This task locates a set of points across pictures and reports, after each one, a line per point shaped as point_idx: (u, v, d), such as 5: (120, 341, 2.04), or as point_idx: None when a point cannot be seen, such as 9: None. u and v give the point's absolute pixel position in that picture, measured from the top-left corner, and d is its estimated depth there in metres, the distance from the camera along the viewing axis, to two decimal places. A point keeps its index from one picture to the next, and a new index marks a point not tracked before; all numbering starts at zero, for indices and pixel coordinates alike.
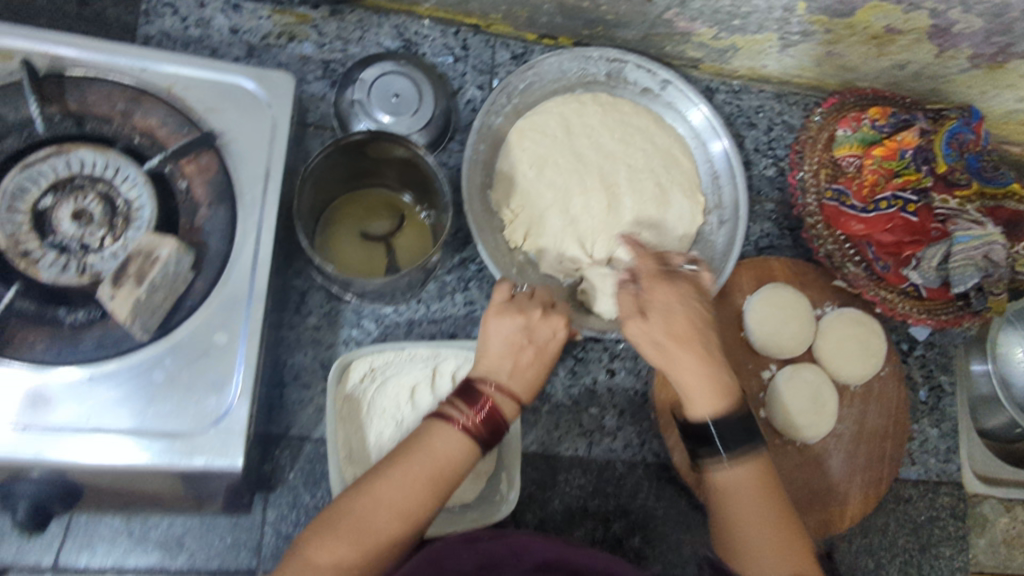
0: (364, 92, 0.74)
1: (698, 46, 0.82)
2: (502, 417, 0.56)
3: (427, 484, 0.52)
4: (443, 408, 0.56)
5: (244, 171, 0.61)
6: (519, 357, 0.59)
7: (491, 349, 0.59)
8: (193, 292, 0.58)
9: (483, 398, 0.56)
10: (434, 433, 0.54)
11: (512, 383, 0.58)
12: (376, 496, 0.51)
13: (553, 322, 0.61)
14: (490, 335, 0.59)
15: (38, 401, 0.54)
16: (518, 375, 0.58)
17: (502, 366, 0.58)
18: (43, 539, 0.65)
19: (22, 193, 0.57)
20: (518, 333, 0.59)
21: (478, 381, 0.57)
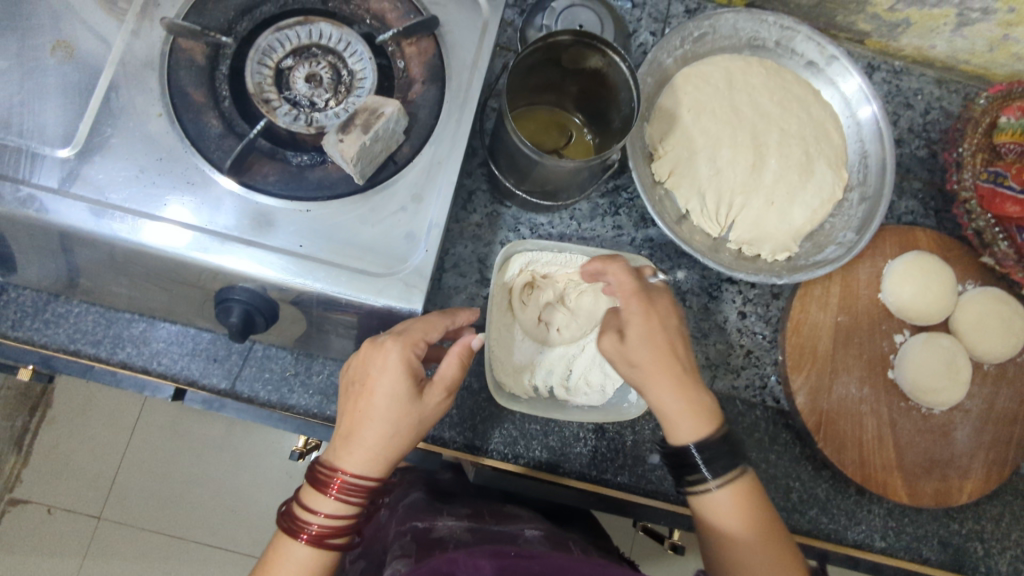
0: (553, 20, 0.81)
1: (871, 18, 0.85)
2: (351, 490, 0.58)
3: (320, 545, 0.57)
4: (322, 469, 0.58)
5: (456, 59, 0.68)
6: (368, 405, 0.58)
7: (376, 401, 0.58)
8: (399, 155, 0.65)
9: (355, 466, 0.57)
10: (316, 500, 0.58)
11: (350, 456, 0.58)
12: (294, 547, 0.57)
13: (395, 373, 0.58)
14: (375, 382, 0.58)
15: (262, 221, 0.61)
16: (360, 448, 0.58)
17: (360, 445, 0.58)
18: (226, 364, 0.72)
19: (270, 51, 0.66)
20: (392, 383, 0.58)
21: (325, 474, 0.58)
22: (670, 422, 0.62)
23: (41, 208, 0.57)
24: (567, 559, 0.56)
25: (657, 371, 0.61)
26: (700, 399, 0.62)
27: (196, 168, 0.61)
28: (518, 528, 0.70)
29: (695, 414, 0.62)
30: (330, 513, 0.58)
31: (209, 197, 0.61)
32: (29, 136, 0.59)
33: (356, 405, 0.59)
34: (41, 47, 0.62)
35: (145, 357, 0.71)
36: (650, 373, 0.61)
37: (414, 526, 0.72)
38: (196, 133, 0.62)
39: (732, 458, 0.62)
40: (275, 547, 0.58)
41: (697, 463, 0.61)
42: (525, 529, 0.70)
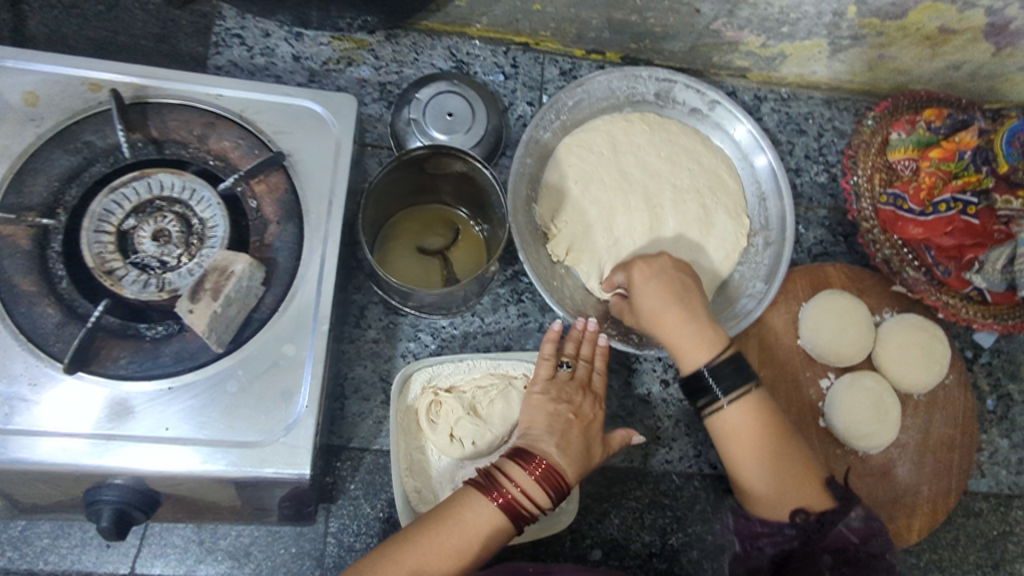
0: (420, 112, 0.77)
1: (746, 55, 0.82)
2: (535, 493, 0.57)
3: (507, 510, 0.55)
4: (516, 453, 0.59)
5: (311, 189, 0.63)
6: (568, 430, 0.62)
7: (570, 433, 0.62)
8: (262, 306, 0.60)
9: (563, 463, 0.59)
10: (516, 470, 0.57)
11: (558, 454, 0.59)
12: (477, 506, 0.56)
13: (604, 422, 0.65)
14: (596, 418, 0.65)
15: (120, 409, 0.56)
16: (565, 448, 0.60)
17: (559, 440, 0.60)
18: (122, 547, 0.67)
19: (107, 215, 0.61)
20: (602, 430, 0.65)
21: (529, 453, 0.59)
22: (682, 349, 0.69)
23: None
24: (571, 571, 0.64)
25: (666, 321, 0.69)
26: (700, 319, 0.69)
27: (38, 366, 0.56)
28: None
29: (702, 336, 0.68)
30: (525, 490, 0.57)
31: (59, 395, 0.56)
32: None
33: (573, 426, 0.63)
34: None
35: (29, 558, 0.65)
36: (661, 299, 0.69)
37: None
38: (31, 325, 0.56)
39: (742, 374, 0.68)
40: (462, 496, 0.56)
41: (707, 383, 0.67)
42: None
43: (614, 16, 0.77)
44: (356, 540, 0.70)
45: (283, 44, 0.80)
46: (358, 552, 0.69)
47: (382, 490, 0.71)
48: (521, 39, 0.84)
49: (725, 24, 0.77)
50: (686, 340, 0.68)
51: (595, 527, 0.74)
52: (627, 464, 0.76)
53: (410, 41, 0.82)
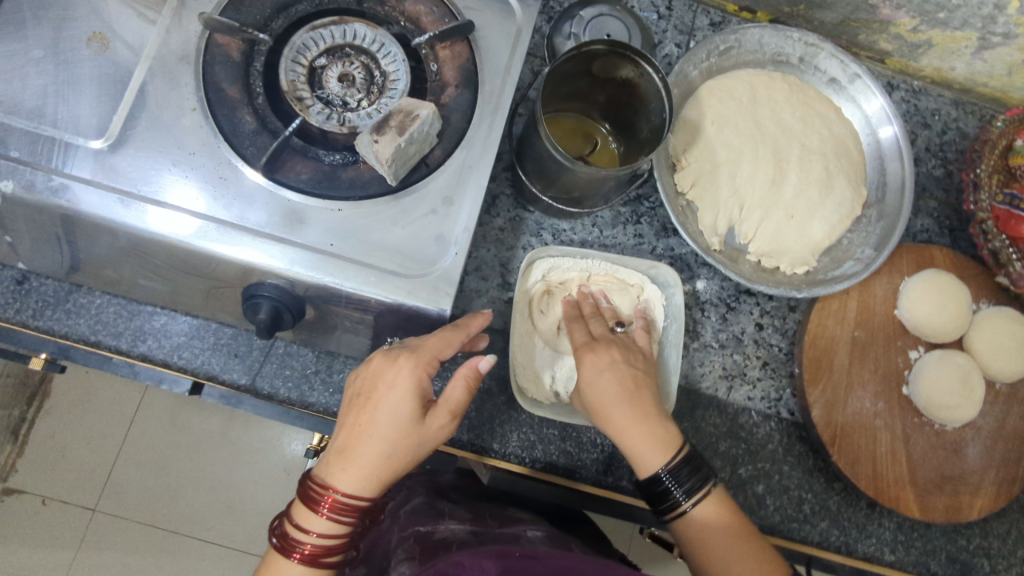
0: (581, 28, 0.81)
1: (893, 38, 0.86)
2: (337, 525, 0.57)
3: (314, 564, 0.57)
4: (313, 481, 0.57)
5: (489, 65, 0.68)
6: (354, 423, 0.58)
7: (362, 431, 0.57)
8: (431, 157, 0.65)
9: (347, 485, 0.56)
10: (307, 520, 0.57)
11: (339, 478, 0.56)
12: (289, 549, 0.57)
13: (403, 390, 0.58)
14: (377, 402, 0.58)
15: (294, 218, 0.61)
16: (349, 469, 0.57)
17: (343, 464, 0.57)
18: (247, 360, 0.73)
19: (305, 49, 0.67)
20: (397, 402, 0.57)
21: (314, 492, 0.56)
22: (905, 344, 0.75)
23: (71, 198, 0.57)
24: (569, 559, 0.56)
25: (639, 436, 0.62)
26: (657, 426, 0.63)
27: (229, 164, 0.61)
28: (520, 529, 0.69)
29: (654, 440, 0.62)
30: (322, 533, 0.57)
31: (238, 193, 0.61)
32: (62, 127, 0.59)
33: (365, 414, 0.58)
34: (76, 39, 0.62)
35: (166, 350, 0.72)
36: (615, 414, 0.62)
37: (417, 530, 0.70)
38: (231, 128, 0.62)
39: (700, 474, 0.63)
40: (293, 515, 0.57)
41: (668, 486, 0.61)
42: (526, 530, 0.69)
43: None
44: None
45: None
46: None
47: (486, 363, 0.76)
48: None
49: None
50: (639, 447, 0.62)
51: None
52: (712, 392, 0.80)
53: None
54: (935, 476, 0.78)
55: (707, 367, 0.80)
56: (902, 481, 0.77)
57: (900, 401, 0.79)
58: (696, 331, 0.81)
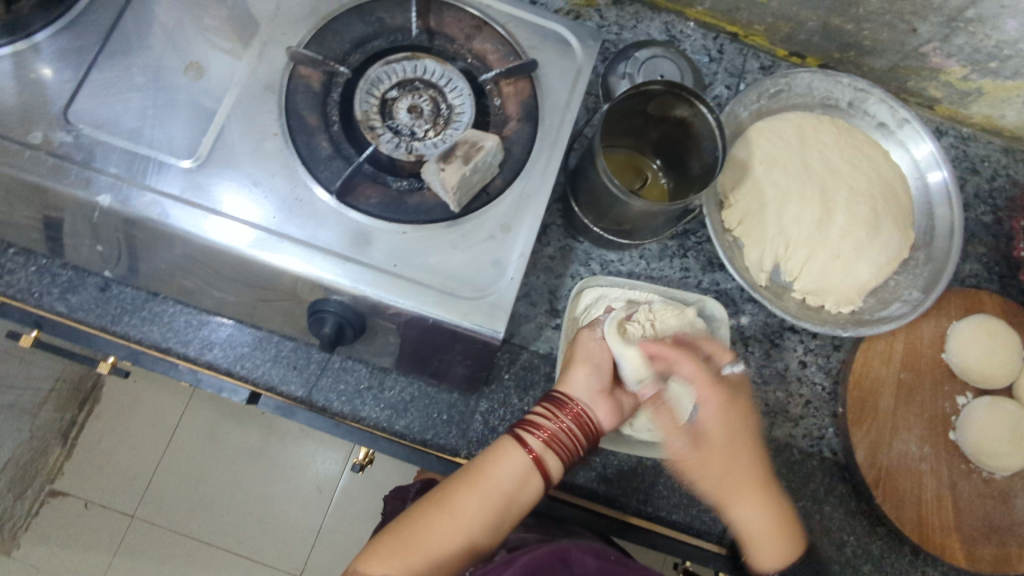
0: (636, 68, 0.85)
1: (943, 85, 0.88)
2: (530, 473, 0.67)
3: (502, 492, 0.67)
4: (523, 432, 0.69)
5: (549, 103, 0.72)
6: (572, 406, 0.68)
7: (576, 418, 0.68)
8: (492, 186, 0.69)
9: (547, 455, 0.68)
10: (510, 455, 0.68)
11: (549, 442, 0.68)
12: (516, 453, 0.68)
13: (618, 407, 0.71)
14: (581, 352, 0.72)
15: (361, 239, 0.65)
16: (558, 439, 0.68)
17: (555, 433, 0.68)
18: (304, 373, 0.76)
19: (378, 82, 0.71)
20: (609, 414, 0.70)
21: (534, 432, 0.69)
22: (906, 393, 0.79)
23: (163, 213, 0.62)
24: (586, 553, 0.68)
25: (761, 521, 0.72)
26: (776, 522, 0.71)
27: (304, 186, 0.66)
28: None
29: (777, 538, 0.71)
30: (519, 470, 0.67)
31: (312, 214, 0.65)
32: (158, 147, 0.64)
33: (575, 355, 0.72)
34: (174, 67, 0.67)
35: (229, 359, 0.75)
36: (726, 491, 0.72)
37: None
38: (307, 153, 0.67)
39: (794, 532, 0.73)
40: (496, 450, 0.68)
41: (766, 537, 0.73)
42: None
43: (832, 21, 0.84)
44: (501, 424, 0.76)
45: None
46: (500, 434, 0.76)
47: (531, 387, 0.78)
48: (732, 29, 0.91)
49: (936, 49, 0.82)
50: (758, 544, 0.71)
51: None
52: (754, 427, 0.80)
53: (634, 10, 0.91)
54: (982, 526, 0.76)
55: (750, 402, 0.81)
56: (948, 528, 0.76)
57: (947, 446, 0.78)
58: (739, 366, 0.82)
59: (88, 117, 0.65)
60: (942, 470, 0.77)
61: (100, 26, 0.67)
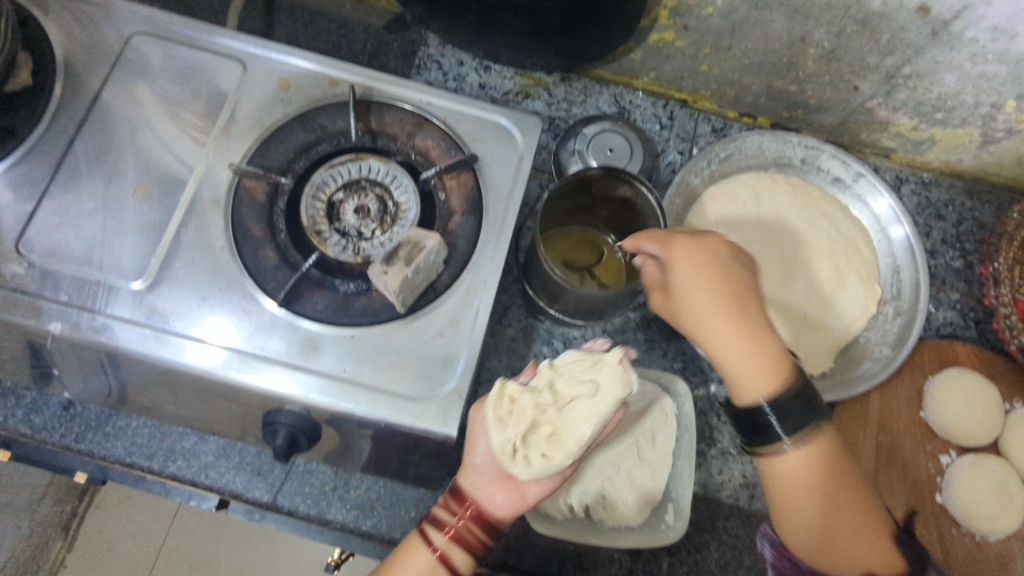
0: (584, 145, 0.86)
1: (895, 135, 0.88)
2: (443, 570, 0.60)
3: None
4: (427, 526, 0.63)
5: (493, 192, 0.72)
6: (473, 489, 0.63)
7: (479, 503, 0.62)
8: (439, 282, 0.69)
9: (450, 547, 0.61)
10: (415, 551, 0.61)
11: (455, 532, 0.62)
12: (421, 549, 0.62)
13: (519, 493, 0.63)
14: (477, 436, 0.66)
15: (309, 346, 0.65)
16: (463, 530, 0.62)
17: (461, 525, 0.62)
18: (269, 479, 0.76)
19: (324, 185, 0.72)
20: (512, 497, 0.63)
21: (439, 524, 0.62)
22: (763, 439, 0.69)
23: (111, 335, 0.63)
24: None
25: (795, 497, 0.66)
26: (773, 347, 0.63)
27: (252, 296, 0.66)
28: None
29: (763, 369, 0.63)
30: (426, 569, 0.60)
31: (260, 325, 0.65)
32: (107, 270, 0.66)
33: (471, 439, 0.66)
34: (123, 190, 0.69)
35: (194, 470, 0.76)
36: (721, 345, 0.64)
37: None
38: (254, 264, 0.68)
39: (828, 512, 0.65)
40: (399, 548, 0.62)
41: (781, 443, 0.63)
42: None
43: (774, 84, 0.85)
44: None
45: (473, 74, 0.93)
46: None
47: None
48: (681, 96, 0.93)
49: (881, 104, 0.83)
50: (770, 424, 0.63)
51: (694, 556, 0.77)
52: (732, 501, 0.79)
53: (582, 85, 0.93)
54: None
55: (727, 474, 0.80)
56: None
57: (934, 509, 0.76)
58: (713, 437, 0.81)
59: (40, 247, 0.66)
60: (929, 535, 0.74)
61: (50, 156, 0.69)
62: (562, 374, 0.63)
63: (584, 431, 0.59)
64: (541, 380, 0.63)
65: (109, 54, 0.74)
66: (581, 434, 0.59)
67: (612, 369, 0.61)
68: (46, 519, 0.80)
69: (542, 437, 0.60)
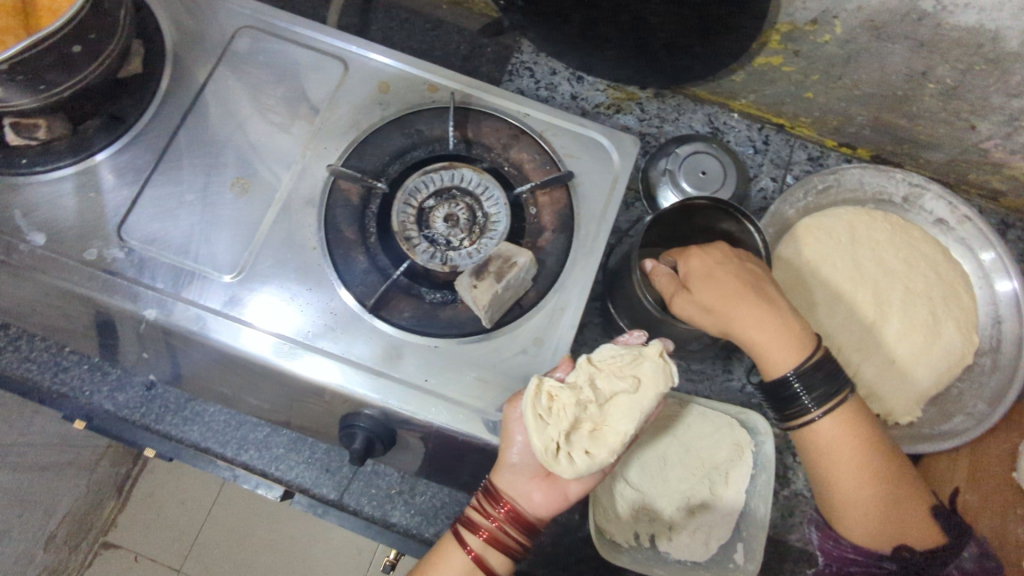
0: (677, 165, 0.83)
1: (1007, 179, 0.83)
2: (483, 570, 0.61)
3: None
4: (464, 527, 0.62)
5: (585, 211, 0.71)
6: (510, 491, 0.62)
7: (517, 502, 0.62)
8: (525, 299, 0.68)
9: (489, 548, 0.61)
10: (454, 553, 0.61)
11: (493, 532, 0.61)
12: (457, 551, 0.62)
13: (555, 491, 0.63)
14: (513, 434, 0.60)
15: (394, 353, 0.65)
16: (502, 530, 0.62)
17: (500, 527, 0.61)
18: (338, 477, 0.78)
19: (415, 192, 0.70)
20: (549, 495, 0.62)
21: (476, 529, 0.62)
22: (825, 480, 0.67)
23: (203, 327, 0.64)
24: None
25: (844, 457, 0.65)
26: (786, 318, 0.64)
27: (339, 299, 0.67)
28: None
29: (792, 338, 0.63)
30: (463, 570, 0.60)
31: (346, 327, 0.65)
32: (202, 262, 0.67)
33: (506, 438, 0.60)
34: (221, 183, 0.70)
35: (265, 461, 0.78)
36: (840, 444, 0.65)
37: None
38: (345, 267, 0.68)
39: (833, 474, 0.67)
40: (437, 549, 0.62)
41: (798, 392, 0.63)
42: None
43: (882, 116, 0.81)
44: None
45: (566, 84, 0.91)
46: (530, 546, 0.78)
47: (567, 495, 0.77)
48: (778, 121, 0.90)
49: (997, 145, 0.78)
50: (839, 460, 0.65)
51: None
52: (801, 545, 0.78)
53: (676, 102, 0.91)
54: None
55: (798, 516, 0.78)
56: None
57: None
58: (785, 477, 0.80)
59: (140, 233, 0.67)
60: None
61: (155, 144, 0.71)
62: (600, 369, 0.62)
63: (626, 428, 0.59)
64: (580, 374, 0.61)
65: (216, 44, 0.75)
66: (623, 430, 0.59)
67: (654, 363, 0.60)
68: (103, 478, 0.82)
69: (585, 433, 0.60)
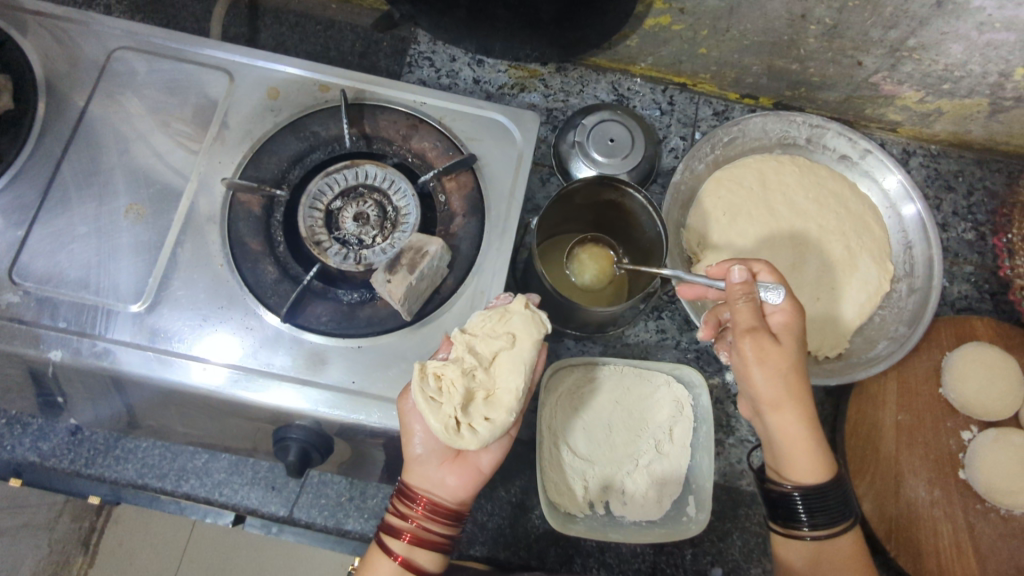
0: (584, 136, 0.83)
1: (901, 109, 0.86)
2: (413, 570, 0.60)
3: None
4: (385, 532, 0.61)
5: (493, 193, 0.71)
6: (423, 483, 0.62)
7: (431, 492, 0.62)
8: (443, 287, 0.68)
9: (415, 547, 0.61)
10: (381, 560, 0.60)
11: (415, 529, 0.61)
12: (381, 559, 0.61)
13: (467, 470, 0.63)
14: (411, 424, 0.60)
15: (317, 359, 0.64)
16: (423, 525, 0.61)
17: (420, 522, 0.61)
18: (285, 492, 0.78)
19: (320, 195, 0.70)
20: (461, 477, 0.63)
21: (398, 531, 0.61)
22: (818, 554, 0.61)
23: (113, 359, 0.61)
24: None
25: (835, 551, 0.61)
26: (823, 443, 0.61)
27: (254, 313, 0.65)
28: None
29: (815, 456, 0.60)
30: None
31: (264, 341, 0.64)
32: (104, 294, 0.64)
33: (406, 432, 0.60)
34: (115, 211, 0.68)
35: (207, 488, 0.77)
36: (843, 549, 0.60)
37: None
38: (254, 279, 0.66)
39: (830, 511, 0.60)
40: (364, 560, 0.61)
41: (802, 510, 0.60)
42: None
43: (775, 63, 0.83)
44: (488, 519, 0.80)
45: (467, 69, 0.90)
46: (490, 530, 0.79)
47: None
48: (680, 80, 0.91)
49: (885, 78, 0.81)
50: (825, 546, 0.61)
51: (717, 546, 0.79)
52: (752, 488, 0.80)
53: (578, 75, 0.91)
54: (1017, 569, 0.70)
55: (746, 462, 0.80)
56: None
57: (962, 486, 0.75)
58: (731, 425, 0.81)
59: (34, 273, 0.65)
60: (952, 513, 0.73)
61: (39, 179, 0.68)
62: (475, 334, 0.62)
63: (515, 383, 0.60)
64: (457, 346, 0.61)
65: (91, 70, 0.72)
66: (515, 385, 0.60)
67: (522, 314, 0.62)
68: (64, 534, 0.74)
69: (478, 401, 0.60)
